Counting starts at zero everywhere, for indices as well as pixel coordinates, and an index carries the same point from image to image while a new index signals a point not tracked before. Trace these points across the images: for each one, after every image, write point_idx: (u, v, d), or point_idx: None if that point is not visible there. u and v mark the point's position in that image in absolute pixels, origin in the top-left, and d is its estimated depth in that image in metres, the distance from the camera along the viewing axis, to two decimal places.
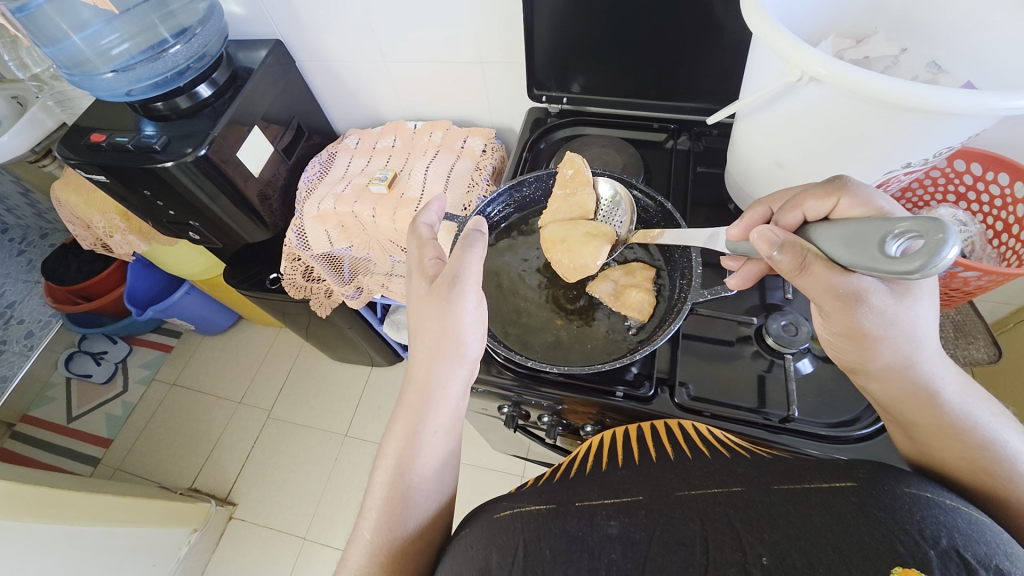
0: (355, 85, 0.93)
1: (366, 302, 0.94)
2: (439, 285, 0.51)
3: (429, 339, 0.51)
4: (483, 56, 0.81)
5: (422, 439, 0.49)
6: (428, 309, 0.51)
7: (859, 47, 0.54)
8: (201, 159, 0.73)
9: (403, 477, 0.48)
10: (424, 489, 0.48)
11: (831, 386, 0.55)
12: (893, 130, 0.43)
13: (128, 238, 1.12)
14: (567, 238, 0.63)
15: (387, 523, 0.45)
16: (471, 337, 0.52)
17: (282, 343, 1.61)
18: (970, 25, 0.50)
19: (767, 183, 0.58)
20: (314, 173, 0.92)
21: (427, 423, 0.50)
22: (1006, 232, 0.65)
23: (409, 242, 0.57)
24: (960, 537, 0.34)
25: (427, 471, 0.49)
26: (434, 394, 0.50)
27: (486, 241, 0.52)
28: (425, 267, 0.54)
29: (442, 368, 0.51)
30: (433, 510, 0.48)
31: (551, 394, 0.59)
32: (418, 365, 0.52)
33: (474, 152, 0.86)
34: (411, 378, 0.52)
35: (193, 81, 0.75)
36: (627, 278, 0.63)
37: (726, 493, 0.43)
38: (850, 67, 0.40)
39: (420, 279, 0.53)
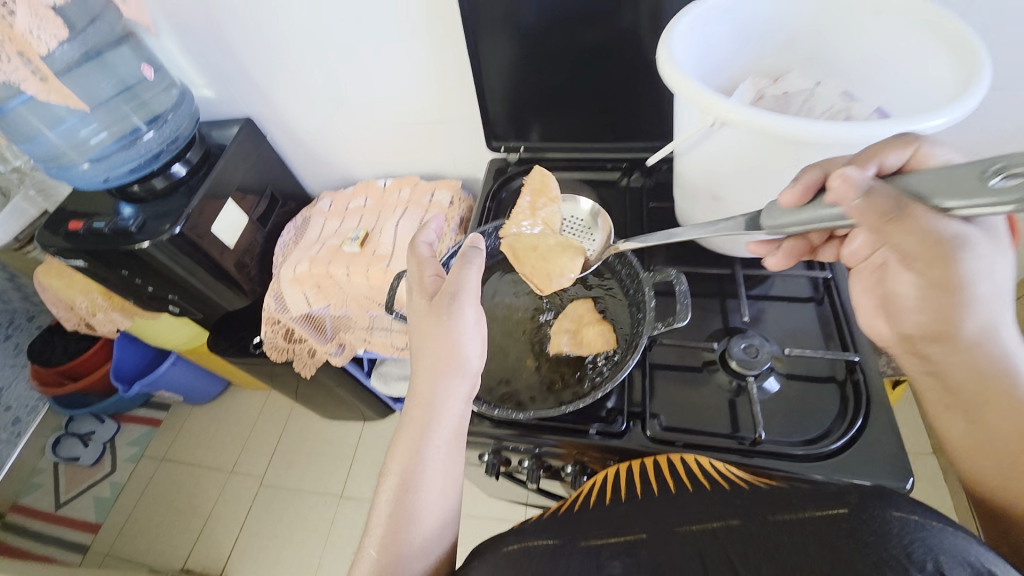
0: (326, 152, 0.98)
1: (350, 356, 0.96)
2: (440, 301, 0.53)
3: (431, 353, 0.52)
4: (444, 116, 0.86)
5: (427, 455, 0.49)
6: (428, 325, 0.53)
7: (777, 84, 0.60)
8: (177, 236, 0.76)
9: (408, 494, 0.47)
10: (431, 508, 0.47)
11: (798, 404, 0.56)
12: (807, 164, 0.47)
13: (111, 315, 1.14)
14: (540, 246, 0.67)
15: (394, 545, 0.45)
16: (474, 353, 0.53)
17: (272, 406, 1.59)
18: (870, 58, 0.56)
19: (709, 217, 0.61)
20: (290, 238, 0.94)
21: (432, 440, 0.50)
22: None
23: (410, 261, 0.59)
24: (947, 561, 0.35)
25: (434, 490, 0.48)
26: (438, 411, 0.51)
27: (482, 258, 0.55)
28: (425, 285, 0.56)
29: (448, 385, 0.51)
30: (440, 532, 0.48)
31: (548, 441, 0.58)
32: (421, 382, 0.52)
33: (441, 206, 0.90)
34: (416, 394, 0.52)
35: (168, 163, 0.80)
36: (578, 321, 0.64)
37: (725, 527, 0.43)
38: (757, 113, 0.44)
39: (420, 297, 0.55)
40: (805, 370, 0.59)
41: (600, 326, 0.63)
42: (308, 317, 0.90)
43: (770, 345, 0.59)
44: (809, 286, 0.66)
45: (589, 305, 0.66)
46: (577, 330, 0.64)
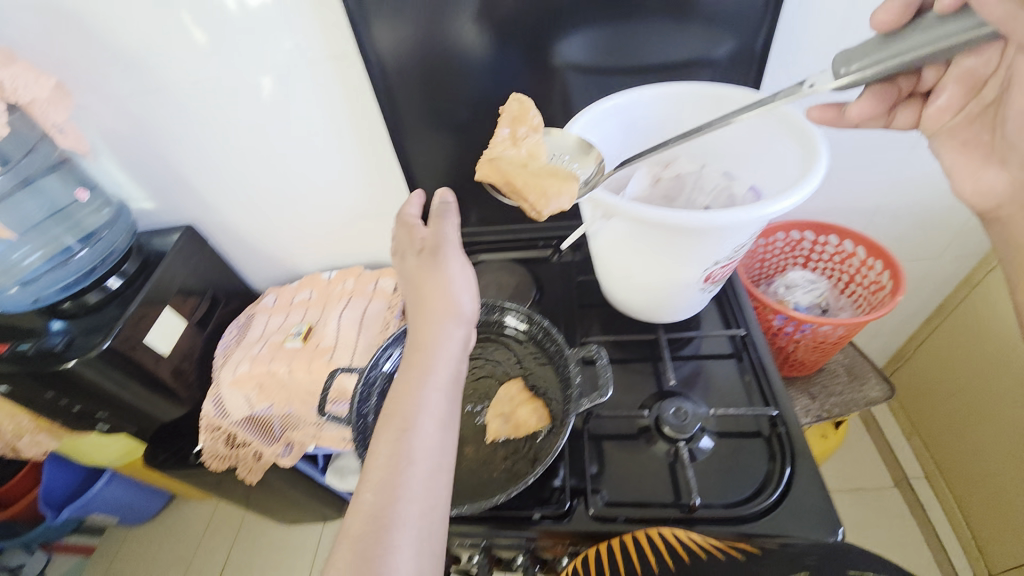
0: (270, 251, 1.00)
1: (300, 455, 0.91)
2: (427, 256, 0.61)
3: (426, 302, 0.57)
4: (383, 210, 0.91)
5: (427, 393, 0.49)
6: (423, 276, 0.59)
7: (668, 169, 0.68)
8: (107, 350, 0.74)
9: (406, 429, 0.47)
10: (431, 442, 0.47)
11: (729, 462, 0.58)
12: (686, 244, 0.52)
13: (37, 437, 1.06)
14: (521, 171, 0.62)
15: (391, 481, 0.44)
16: (465, 298, 0.57)
17: (222, 516, 1.47)
18: (734, 144, 0.65)
19: (625, 290, 0.66)
20: (232, 338, 0.94)
21: (431, 378, 0.51)
22: (853, 281, 0.81)
23: (399, 230, 0.67)
24: None
25: (433, 424, 0.48)
26: (437, 351, 0.53)
27: (453, 209, 0.65)
28: (415, 245, 0.63)
29: (444, 328, 0.54)
30: (439, 472, 0.46)
31: (526, 533, 0.56)
32: (419, 330, 0.55)
33: (386, 292, 0.91)
34: (415, 340, 0.54)
35: (102, 277, 0.80)
36: (512, 403, 0.65)
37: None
38: (637, 206, 0.50)
39: (412, 255, 0.63)
40: (734, 427, 0.61)
41: (533, 405, 0.64)
42: (251, 419, 0.87)
43: (697, 408, 0.62)
44: (729, 343, 0.71)
45: (520, 383, 0.67)
46: (513, 412, 0.64)
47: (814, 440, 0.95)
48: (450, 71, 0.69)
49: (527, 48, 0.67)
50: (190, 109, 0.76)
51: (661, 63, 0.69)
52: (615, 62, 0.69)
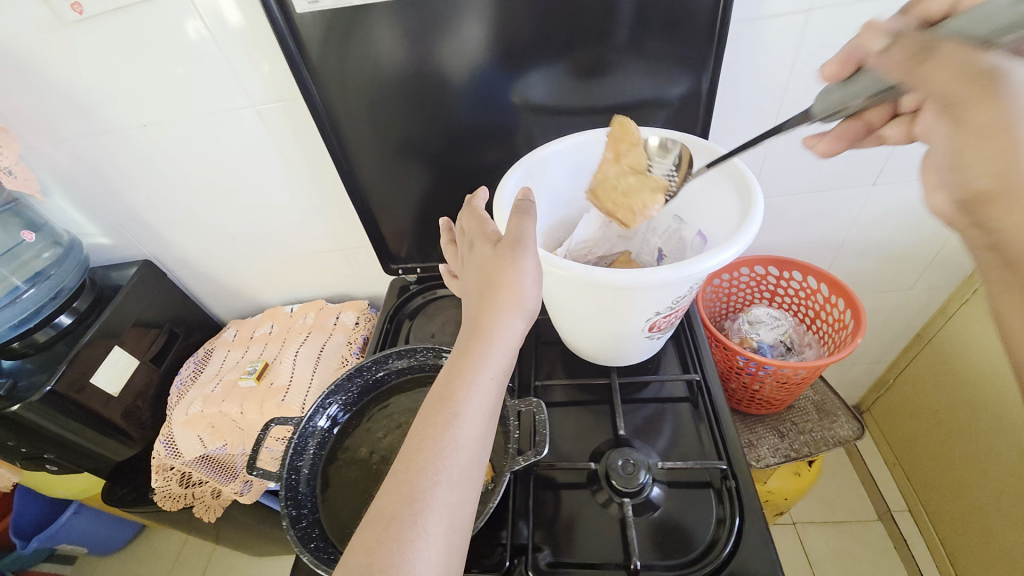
0: (232, 283, 0.99)
1: (260, 492, 0.87)
2: (504, 246, 0.47)
3: (489, 289, 0.46)
4: (343, 244, 0.90)
5: (477, 386, 0.42)
6: (491, 265, 0.47)
7: None
8: (50, 392, 0.73)
9: (449, 420, 0.41)
10: (473, 440, 0.41)
11: (680, 515, 0.56)
12: (621, 299, 0.52)
13: None
14: (620, 189, 0.60)
15: (424, 475, 0.39)
16: (537, 291, 0.46)
17: (192, 547, 1.44)
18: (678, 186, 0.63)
19: (572, 335, 0.65)
20: (189, 374, 0.92)
21: (484, 371, 0.43)
22: (818, 319, 0.80)
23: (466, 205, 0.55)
24: None
25: (479, 421, 0.42)
26: (492, 349, 0.44)
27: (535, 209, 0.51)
28: (488, 234, 0.50)
29: (507, 318, 0.45)
30: (474, 475, 0.40)
31: None
32: (477, 315, 0.46)
33: (346, 327, 0.91)
34: (473, 324, 0.45)
35: (51, 314, 0.79)
36: None
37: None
38: (565, 266, 0.49)
39: (485, 242, 0.49)
40: (684, 476, 0.59)
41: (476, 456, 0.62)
42: (205, 458, 0.85)
43: (645, 457, 0.60)
44: (685, 387, 0.69)
45: None
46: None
47: (786, 479, 0.91)
48: (398, 110, 0.69)
49: (475, 89, 0.67)
50: (140, 148, 0.75)
51: (611, 104, 0.69)
52: (565, 103, 0.69)
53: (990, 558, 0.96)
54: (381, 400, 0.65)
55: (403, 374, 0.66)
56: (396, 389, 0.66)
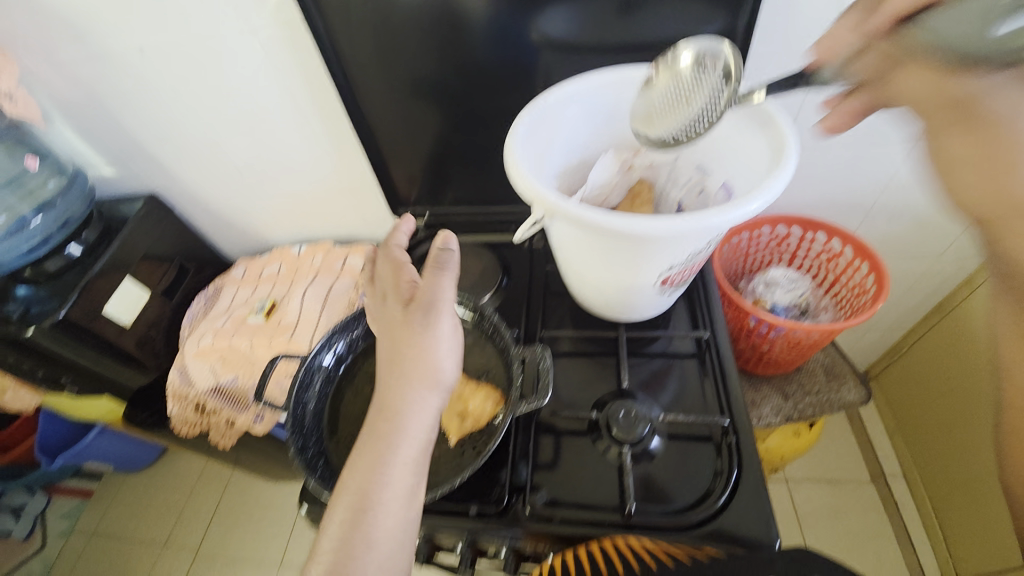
0: (240, 220, 0.98)
1: (271, 424, 0.91)
2: (414, 310, 0.54)
3: (402, 366, 0.51)
4: (349, 185, 0.87)
5: (388, 472, 0.47)
6: (403, 334, 0.53)
7: (638, 155, 0.63)
8: (63, 320, 0.74)
9: (370, 499, 0.46)
10: (394, 514, 0.46)
11: (678, 466, 0.57)
12: (640, 248, 0.49)
13: (20, 393, 1.08)
14: None
15: (351, 551, 0.44)
16: (448, 363, 0.51)
17: (211, 470, 1.53)
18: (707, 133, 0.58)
19: (579, 284, 0.63)
20: (199, 310, 0.94)
21: (393, 456, 0.48)
22: (838, 283, 0.77)
23: (388, 266, 0.60)
24: None
25: (400, 490, 0.47)
26: (405, 420, 0.49)
27: (455, 263, 0.55)
28: (402, 290, 0.57)
29: (416, 396, 0.50)
30: (392, 560, 0.45)
31: (472, 526, 0.56)
32: (388, 393, 0.51)
33: (353, 270, 0.90)
34: (382, 406, 0.50)
35: (60, 244, 0.79)
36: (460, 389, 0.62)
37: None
38: (578, 210, 0.47)
39: (396, 302, 0.56)
40: (684, 430, 0.59)
41: (480, 392, 0.61)
42: (217, 390, 0.87)
43: (647, 409, 0.60)
44: (694, 344, 0.67)
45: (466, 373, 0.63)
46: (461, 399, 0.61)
47: (785, 438, 0.92)
48: (405, 41, 0.64)
49: (491, 16, 0.61)
50: (136, 74, 0.71)
51: (642, 39, 0.62)
52: (590, 35, 0.63)
53: (978, 524, 0.97)
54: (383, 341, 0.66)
55: None
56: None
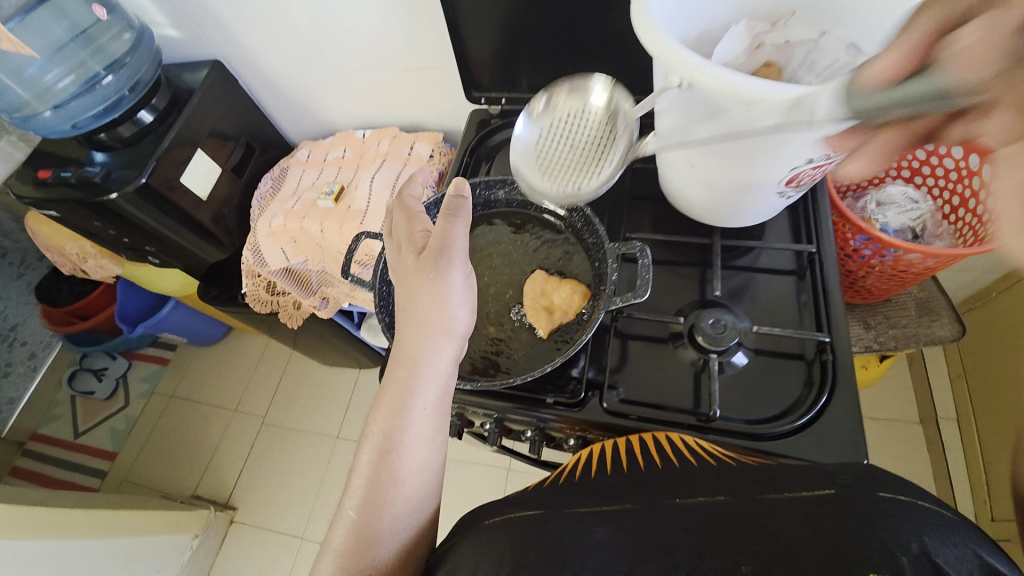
0: (302, 98, 0.93)
1: (335, 311, 0.93)
2: (426, 258, 0.53)
3: (416, 314, 0.52)
4: (420, 62, 0.80)
5: (409, 416, 0.48)
6: (417, 283, 0.53)
7: (778, 30, 0.54)
8: (144, 187, 0.74)
9: (396, 441, 0.47)
10: (420, 455, 0.48)
11: (762, 380, 0.55)
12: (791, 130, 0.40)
13: (102, 262, 1.14)
14: None
15: (383, 489, 0.46)
16: (459, 312, 0.53)
17: (272, 351, 1.65)
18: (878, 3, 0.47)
19: (680, 177, 0.56)
20: (267, 190, 0.93)
21: (414, 401, 0.49)
22: (962, 207, 0.68)
23: (398, 214, 0.58)
24: (931, 540, 0.35)
25: (424, 433, 0.49)
26: (423, 368, 0.51)
27: (468, 208, 0.55)
28: (414, 239, 0.56)
29: (433, 343, 0.52)
30: (421, 495, 0.47)
31: (537, 413, 0.58)
32: (405, 341, 0.52)
33: (420, 159, 0.86)
34: (400, 354, 0.52)
35: (132, 108, 0.77)
36: (540, 288, 0.63)
37: (710, 503, 0.41)
38: (725, 76, 0.38)
39: (408, 251, 0.55)
40: (774, 346, 0.57)
41: (568, 285, 0.62)
42: (288, 271, 0.89)
43: (738, 321, 0.57)
44: (793, 259, 0.62)
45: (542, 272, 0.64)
46: (547, 291, 0.62)
47: None
48: None
49: None
50: None
51: None
52: None
53: None
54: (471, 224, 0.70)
55: (488, 206, 0.70)
56: (485, 217, 0.70)
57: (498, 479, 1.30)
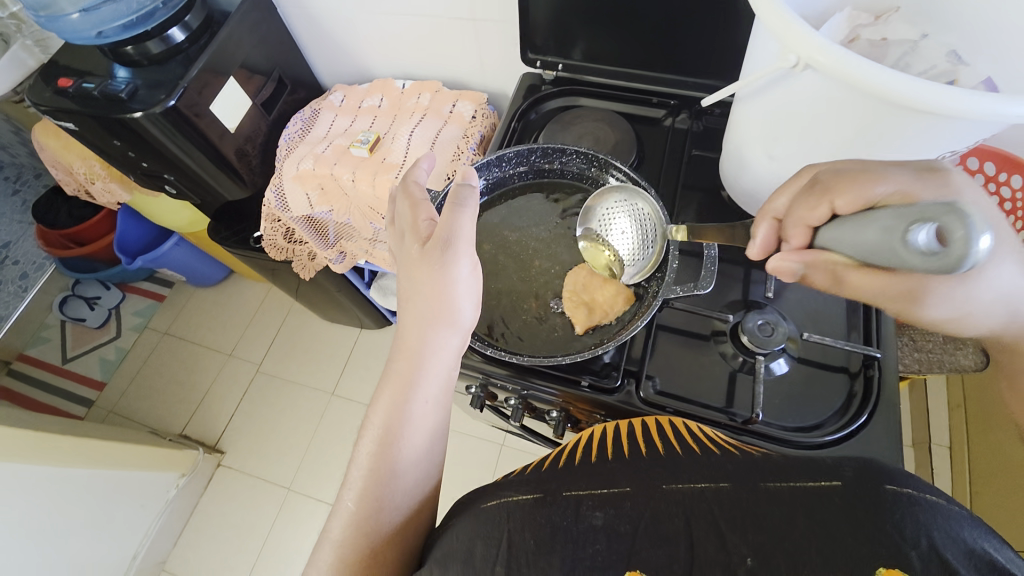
0: (342, 37, 0.88)
1: (351, 266, 0.89)
2: (431, 248, 0.46)
3: (418, 305, 0.47)
4: (477, 13, 0.75)
5: (411, 409, 0.45)
6: (421, 274, 0.47)
7: (878, 25, 0.48)
8: (171, 110, 0.70)
9: (395, 443, 0.44)
10: (417, 456, 0.45)
11: (802, 389, 0.54)
12: (905, 133, 0.38)
13: (110, 187, 1.09)
14: None
15: (382, 489, 0.43)
16: (465, 304, 0.47)
17: (272, 300, 1.61)
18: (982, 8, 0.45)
19: (755, 173, 0.53)
20: (296, 131, 0.88)
21: (416, 393, 0.46)
22: None
23: (399, 200, 0.51)
24: (940, 537, 0.33)
25: (420, 438, 0.45)
26: (425, 363, 0.47)
27: (477, 198, 0.48)
28: (418, 228, 0.48)
29: (436, 336, 0.47)
30: (421, 488, 0.45)
31: (545, 387, 0.57)
32: (406, 333, 0.48)
33: (463, 118, 0.82)
34: (401, 346, 0.47)
35: (163, 24, 0.71)
36: (581, 283, 0.60)
37: (713, 490, 0.40)
38: (850, 57, 0.36)
39: (411, 241, 0.48)
40: (818, 356, 0.55)
41: (611, 283, 0.60)
42: (311, 219, 0.86)
43: (787, 325, 0.55)
44: None
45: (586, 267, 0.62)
46: (588, 296, 0.60)
47: None
48: None
49: None
50: None
51: None
52: None
53: None
54: (522, 192, 0.68)
55: (539, 175, 0.67)
56: (535, 187, 0.68)
57: (492, 452, 1.30)
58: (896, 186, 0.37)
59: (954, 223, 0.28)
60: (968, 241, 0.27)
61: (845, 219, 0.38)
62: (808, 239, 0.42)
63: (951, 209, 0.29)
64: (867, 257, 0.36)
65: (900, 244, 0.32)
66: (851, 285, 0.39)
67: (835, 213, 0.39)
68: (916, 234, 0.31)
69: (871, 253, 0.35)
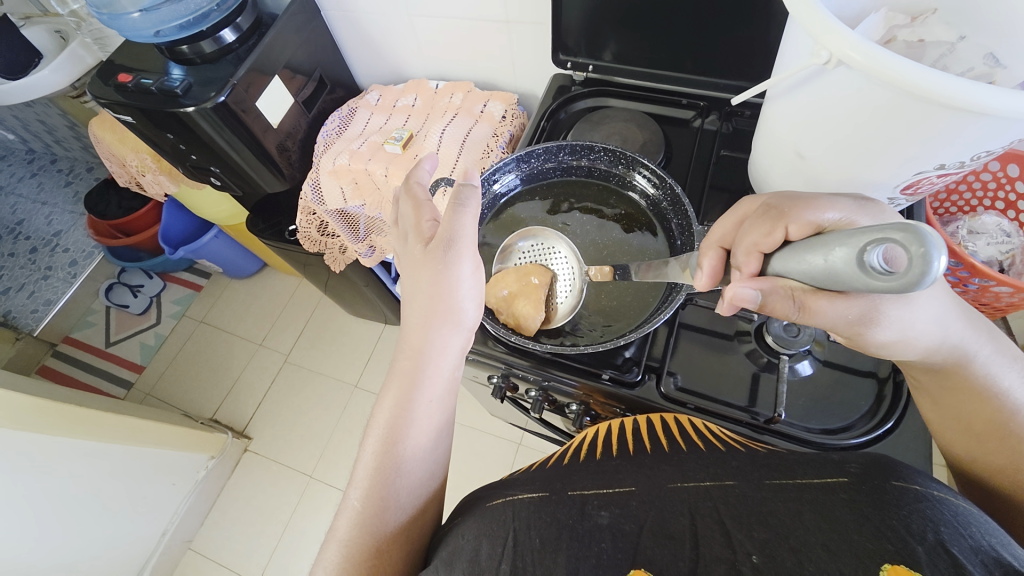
0: (380, 39, 0.91)
1: (379, 261, 0.90)
2: (434, 248, 0.46)
3: (422, 305, 0.47)
4: (510, 16, 0.77)
5: (416, 409, 0.46)
6: (425, 274, 0.47)
7: (915, 27, 0.48)
8: (220, 106, 0.74)
9: (398, 443, 0.45)
10: (419, 453, 0.46)
11: (828, 392, 0.53)
12: (940, 132, 0.38)
13: (159, 179, 1.15)
14: None
15: (385, 488, 0.44)
16: (469, 304, 0.48)
17: (302, 292, 1.67)
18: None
19: (786, 174, 0.53)
20: (333, 128, 0.92)
21: (421, 393, 0.47)
22: None
23: (402, 201, 0.50)
24: (947, 532, 0.32)
25: (422, 438, 0.46)
26: (428, 363, 0.47)
27: (480, 198, 0.48)
28: (421, 228, 0.48)
29: (438, 336, 0.47)
30: (424, 485, 0.46)
31: (563, 378, 0.58)
32: (409, 333, 0.48)
33: (493, 118, 0.84)
34: (404, 345, 0.48)
35: (217, 25, 0.76)
36: (520, 284, 0.61)
37: (716, 488, 0.41)
38: (888, 54, 0.36)
39: (414, 242, 0.48)
40: (846, 361, 0.54)
41: (532, 305, 0.60)
42: (343, 213, 0.89)
43: (814, 328, 0.54)
44: None
45: (536, 275, 0.61)
46: (513, 297, 0.61)
47: None
48: None
49: None
50: None
51: None
52: None
53: None
54: (548, 189, 0.69)
55: (568, 172, 0.69)
56: (563, 183, 0.69)
57: (509, 451, 1.31)
58: (843, 213, 0.36)
59: (908, 241, 0.27)
60: (925, 260, 0.26)
61: (795, 246, 0.36)
62: (760, 266, 0.40)
63: (906, 228, 0.27)
64: (822, 283, 0.33)
65: (854, 267, 0.30)
66: (812, 312, 0.36)
67: (788, 240, 0.38)
68: (869, 257, 0.29)
69: (827, 276, 0.32)
